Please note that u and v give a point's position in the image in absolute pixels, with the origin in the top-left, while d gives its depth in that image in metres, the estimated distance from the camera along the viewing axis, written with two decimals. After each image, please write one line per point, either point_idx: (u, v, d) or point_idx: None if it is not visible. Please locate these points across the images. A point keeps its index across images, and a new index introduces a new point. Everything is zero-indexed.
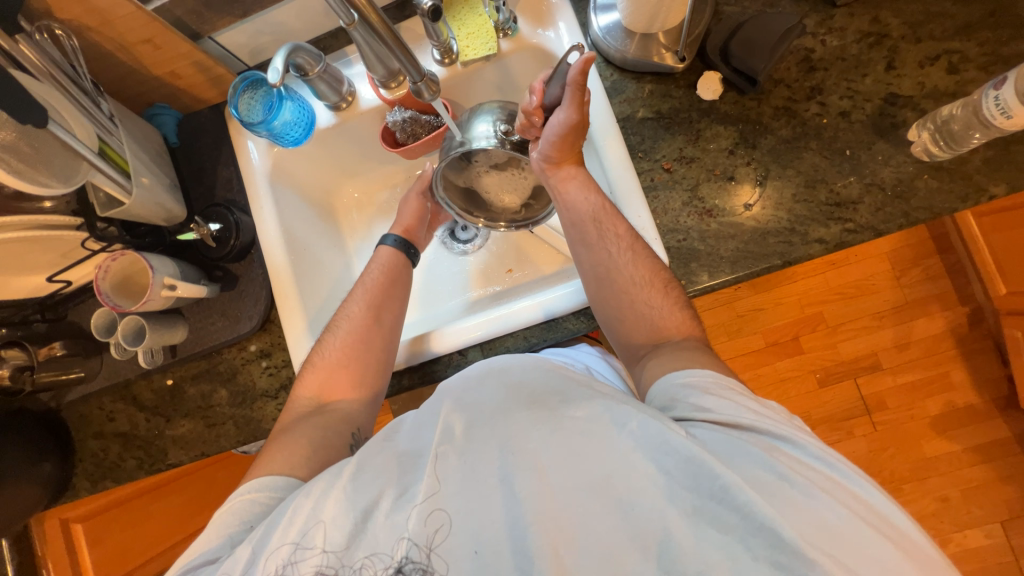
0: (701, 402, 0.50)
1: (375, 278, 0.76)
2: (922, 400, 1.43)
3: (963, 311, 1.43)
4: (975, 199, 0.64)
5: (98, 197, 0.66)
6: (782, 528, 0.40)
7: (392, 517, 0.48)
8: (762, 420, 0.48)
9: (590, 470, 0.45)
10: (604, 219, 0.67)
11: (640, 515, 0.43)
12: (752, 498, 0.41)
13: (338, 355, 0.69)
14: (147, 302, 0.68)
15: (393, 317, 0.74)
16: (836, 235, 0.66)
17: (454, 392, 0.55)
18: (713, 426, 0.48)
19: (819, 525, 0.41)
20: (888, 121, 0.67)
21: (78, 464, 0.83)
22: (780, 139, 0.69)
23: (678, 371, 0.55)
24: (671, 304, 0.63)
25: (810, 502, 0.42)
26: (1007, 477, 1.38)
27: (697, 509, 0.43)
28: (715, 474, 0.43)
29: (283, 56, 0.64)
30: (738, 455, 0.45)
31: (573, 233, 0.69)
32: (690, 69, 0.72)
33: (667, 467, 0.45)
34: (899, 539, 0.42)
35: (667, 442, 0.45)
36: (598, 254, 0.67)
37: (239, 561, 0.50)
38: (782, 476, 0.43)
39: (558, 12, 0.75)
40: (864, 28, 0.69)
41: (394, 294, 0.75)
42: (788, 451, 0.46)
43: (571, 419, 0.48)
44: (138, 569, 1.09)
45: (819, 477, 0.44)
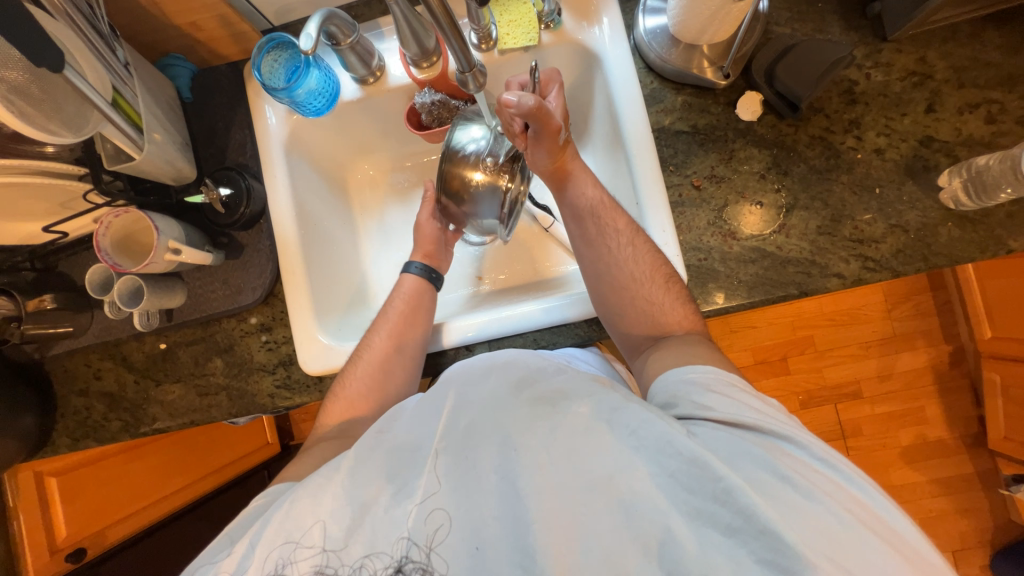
0: (703, 401, 0.51)
1: (396, 307, 0.74)
2: (897, 430, 1.48)
3: (947, 349, 1.47)
4: (993, 251, 0.64)
5: (105, 148, 0.63)
6: (784, 533, 0.40)
7: (391, 511, 0.48)
8: (765, 420, 0.48)
9: (591, 469, 0.45)
10: (601, 213, 0.69)
11: (641, 515, 0.43)
12: (757, 502, 0.41)
13: (360, 384, 0.69)
14: (150, 264, 0.66)
15: (414, 345, 0.71)
16: (855, 271, 0.67)
17: (454, 382, 0.56)
18: (715, 425, 0.49)
19: (819, 531, 0.41)
20: (920, 163, 0.67)
21: (60, 420, 0.80)
22: (812, 169, 0.69)
23: (678, 369, 0.56)
24: (672, 298, 0.64)
25: (812, 507, 0.42)
26: (964, 510, 1.44)
27: (699, 510, 0.43)
28: (719, 476, 0.43)
29: (317, 23, 0.61)
30: (740, 458, 0.45)
31: (575, 225, 0.71)
32: (732, 87, 0.71)
33: (669, 469, 0.44)
34: (902, 548, 0.42)
35: (670, 443, 0.45)
36: (607, 251, 0.67)
37: (233, 557, 0.48)
38: (782, 477, 0.44)
39: (603, 8, 0.73)
40: (910, 66, 0.68)
41: (419, 320, 0.73)
42: (793, 453, 0.46)
43: (573, 414, 0.48)
44: (112, 526, 1.06)
45: (821, 480, 0.44)
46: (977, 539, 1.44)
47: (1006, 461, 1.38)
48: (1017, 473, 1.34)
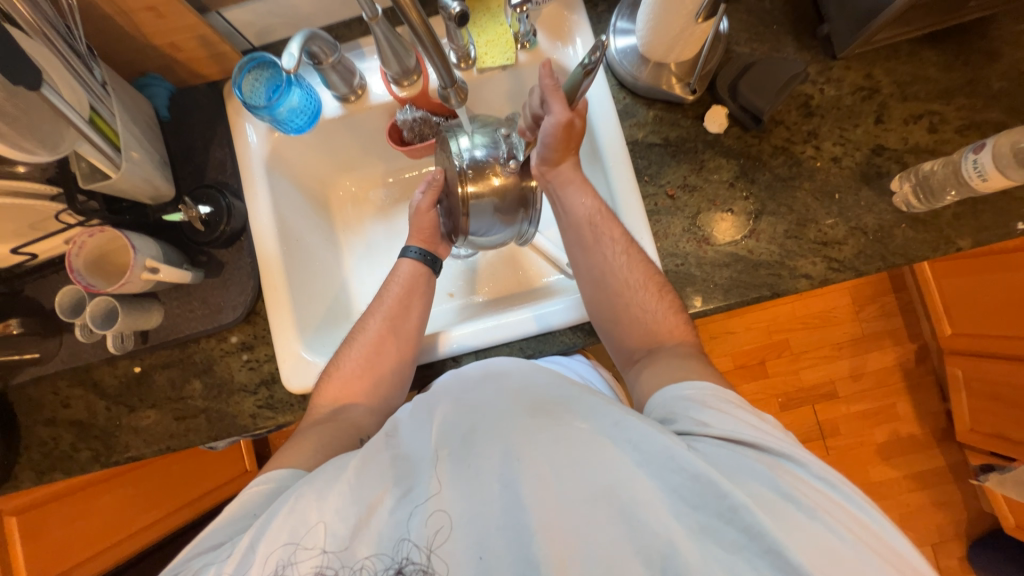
0: (703, 417, 0.52)
1: (391, 292, 0.73)
2: (872, 427, 1.53)
3: (912, 347, 1.54)
4: (944, 250, 0.69)
5: (80, 167, 0.62)
6: (791, 552, 0.41)
7: (395, 513, 0.48)
8: (765, 438, 0.49)
9: (595, 480, 0.46)
10: (593, 220, 0.69)
11: (647, 529, 0.43)
12: (761, 520, 0.42)
13: (355, 365, 0.68)
14: (126, 283, 0.64)
15: (410, 325, 0.71)
16: (822, 271, 0.70)
17: (450, 391, 0.56)
18: (717, 440, 0.49)
19: (822, 549, 0.42)
20: (874, 170, 0.72)
21: (23, 452, 0.76)
22: (776, 177, 0.73)
23: (676, 385, 0.57)
24: (666, 307, 0.66)
25: (817, 527, 0.43)
26: (939, 503, 1.50)
27: (703, 526, 0.44)
28: (725, 493, 0.44)
29: (298, 42, 0.63)
30: (742, 473, 0.46)
31: (572, 234, 0.71)
32: (699, 102, 0.75)
33: (672, 484, 0.46)
34: (893, 560, 0.43)
35: (673, 459, 0.46)
36: (597, 258, 0.68)
37: (237, 550, 0.48)
38: (785, 495, 0.45)
39: (576, 29, 0.76)
40: (859, 81, 0.74)
41: (415, 302, 0.73)
42: (794, 470, 0.47)
43: (574, 429, 0.49)
44: (78, 567, 0.98)
45: (821, 498, 0.45)
46: (953, 531, 1.49)
47: (974, 453, 1.44)
48: (984, 463, 1.40)
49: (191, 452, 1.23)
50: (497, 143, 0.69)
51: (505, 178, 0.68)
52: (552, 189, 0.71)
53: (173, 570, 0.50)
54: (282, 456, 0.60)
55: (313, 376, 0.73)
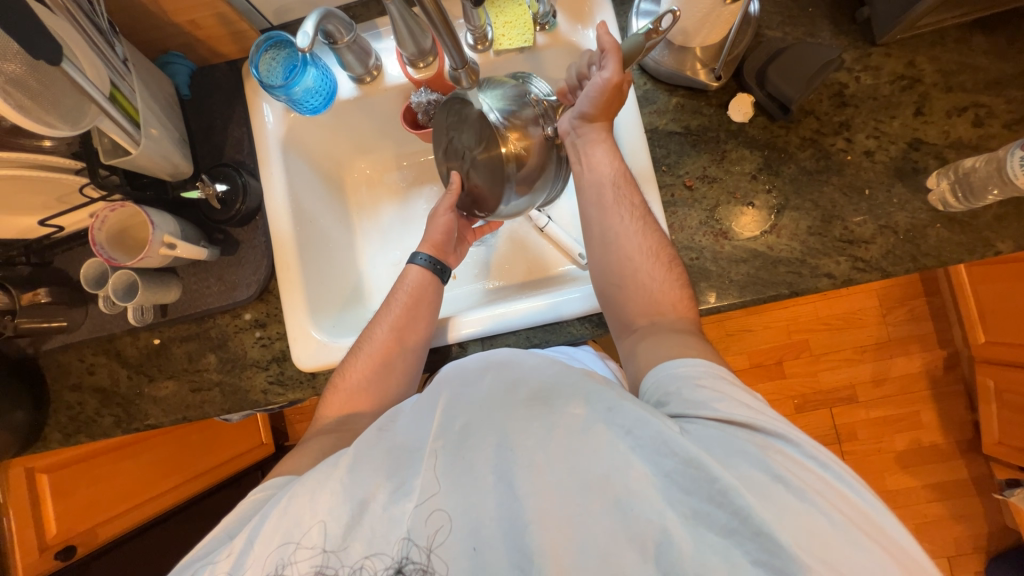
0: (693, 398, 0.50)
1: (398, 299, 0.72)
2: (892, 434, 1.48)
3: (941, 354, 1.47)
4: (981, 252, 0.65)
5: (103, 143, 0.63)
6: (777, 534, 0.40)
7: (389, 509, 0.48)
8: (759, 419, 0.48)
9: (590, 470, 0.45)
10: (607, 206, 0.66)
11: (639, 516, 0.43)
12: (750, 502, 0.41)
13: (360, 376, 0.68)
14: (144, 258, 0.66)
15: (416, 335, 0.70)
16: (845, 271, 0.67)
17: (450, 381, 0.55)
18: (709, 422, 0.48)
19: (810, 532, 0.41)
20: (909, 165, 0.67)
21: (52, 415, 0.80)
22: (802, 169, 0.69)
23: (671, 361, 0.55)
24: (671, 280, 0.63)
25: (807, 509, 0.42)
26: (959, 516, 1.44)
27: (696, 513, 0.43)
28: (714, 476, 0.43)
29: (314, 20, 0.62)
30: (735, 456, 0.45)
31: (589, 195, 0.67)
32: (724, 89, 0.72)
33: (665, 469, 0.44)
34: (877, 537, 0.42)
35: (665, 443, 0.45)
36: (613, 221, 0.65)
37: (234, 548, 0.49)
38: (777, 477, 0.43)
39: (598, 11, 0.74)
40: (899, 70, 0.69)
41: (423, 311, 0.71)
42: (785, 450, 0.46)
43: (568, 415, 0.48)
44: (100, 525, 1.05)
45: (813, 479, 0.44)
46: (972, 545, 1.44)
47: (1001, 466, 1.38)
48: (1011, 478, 1.35)
49: (210, 422, 1.28)
50: (517, 102, 0.63)
51: (531, 133, 0.63)
52: (576, 144, 0.67)
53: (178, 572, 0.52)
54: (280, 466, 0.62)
55: (323, 357, 0.74)
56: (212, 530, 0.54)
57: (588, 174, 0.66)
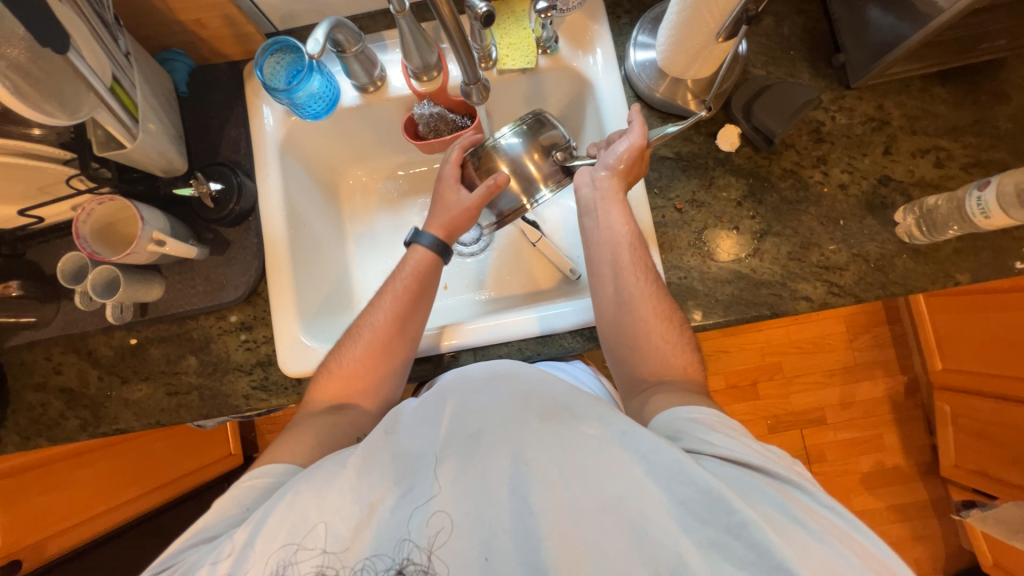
0: (709, 438, 0.51)
1: (401, 286, 0.69)
2: (858, 456, 1.54)
3: (902, 379, 1.55)
4: (943, 282, 0.70)
5: (96, 134, 0.62)
6: (797, 568, 0.40)
7: (396, 512, 0.48)
8: (772, 464, 0.49)
9: (605, 491, 0.45)
10: (623, 250, 0.67)
11: (653, 540, 0.43)
12: (768, 536, 0.41)
13: (358, 363, 0.66)
14: (131, 254, 0.64)
15: (416, 326, 0.69)
16: (822, 295, 0.71)
17: (458, 392, 0.57)
18: (725, 464, 0.49)
19: (829, 571, 0.41)
20: (878, 200, 0.73)
21: (10, 416, 0.75)
22: (783, 200, 0.74)
23: (682, 406, 0.56)
24: (682, 345, 0.64)
25: (822, 548, 0.42)
26: (919, 536, 1.50)
27: (712, 542, 0.43)
28: (733, 509, 0.43)
29: (325, 29, 0.63)
30: (752, 494, 0.46)
31: (604, 253, 0.68)
32: (713, 119, 0.76)
33: (680, 496, 0.45)
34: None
35: (683, 472, 0.45)
36: (627, 281, 0.66)
37: (234, 545, 0.47)
38: (794, 518, 0.44)
39: (597, 40, 0.78)
40: (869, 112, 0.75)
41: (423, 300, 0.70)
42: (800, 498, 0.47)
43: (583, 435, 0.49)
44: (49, 539, 0.96)
45: (828, 523, 0.45)
46: (931, 565, 1.49)
47: (958, 488, 1.45)
48: (966, 500, 1.42)
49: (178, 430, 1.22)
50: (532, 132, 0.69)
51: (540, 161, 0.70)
52: (594, 199, 0.69)
53: (167, 561, 0.50)
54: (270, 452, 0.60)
55: (311, 361, 0.73)
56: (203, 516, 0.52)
57: (603, 231, 0.68)
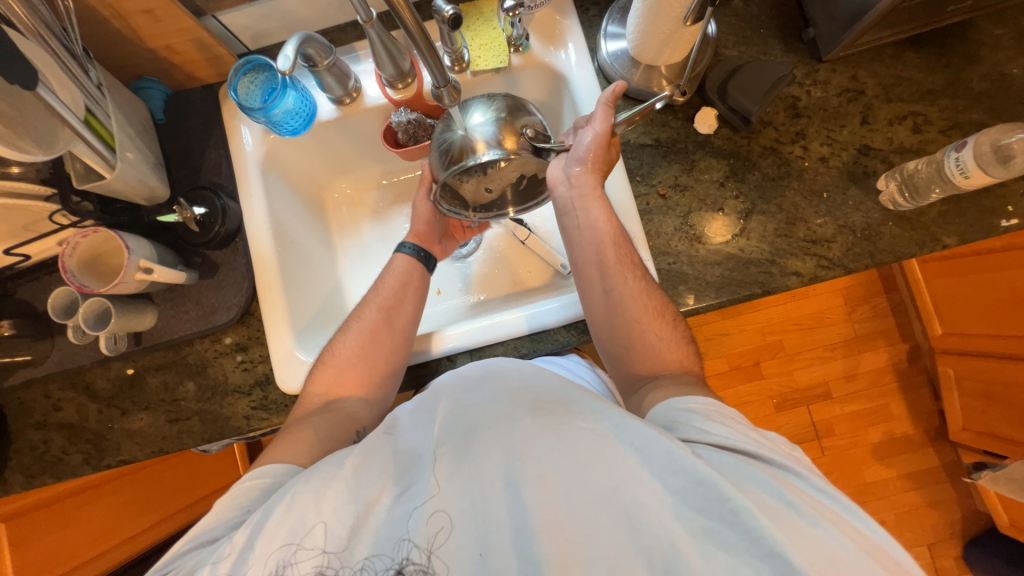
0: (706, 427, 0.51)
1: (386, 284, 0.73)
2: (866, 427, 1.54)
3: (904, 347, 1.55)
4: (930, 246, 0.70)
5: (74, 167, 0.61)
6: (791, 554, 0.40)
7: (393, 510, 0.48)
8: (767, 450, 0.49)
9: (599, 482, 0.46)
10: (608, 246, 0.67)
11: (647, 529, 0.44)
12: (763, 523, 0.41)
13: (350, 354, 0.67)
14: (119, 284, 0.64)
15: (404, 317, 0.71)
16: (811, 269, 0.71)
17: (452, 392, 0.57)
18: (719, 450, 0.49)
19: (825, 556, 0.41)
20: (860, 169, 0.73)
21: (13, 456, 0.75)
22: (765, 176, 0.74)
23: (680, 397, 0.56)
24: (678, 338, 0.65)
25: (817, 533, 0.42)
26: (935, 503, 1.50)
27: (705, 529, 0.43)
28: (726, 496, 0.43)
29: (294, 45, 0.63)
30: (747, 480, 0.46)
31: (588, 253, 0.68)
32: (689, 103, 0.77)
33: (674, 486, 0.45)
34: (883, 561, 0.43)
35: (676, 461, 0.45)
36: (615, 281, 0.66)
37: (235, 546, 0.47)
38: (788, 503, 0.44)
39: (568, 33, 0.78)
40: (844, 84, 0.75)
41: (410, 295, 0.72)
42: (795, 483, 0.47)
43: (579, 429, 0.49)
44: None
45: (823, 509, 0.45)
46: (948, 531, 1.49)
47: (968, 451, 1.45)
48: (978, 462, 1.41)
49: (185, 457, 1.22)
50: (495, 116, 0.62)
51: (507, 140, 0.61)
52: (571, 199, 0.68)
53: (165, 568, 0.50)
54: (269, 454, 0.59)
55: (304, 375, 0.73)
56: (203, 518, 0.52)
57: (585, 230, 0.68)
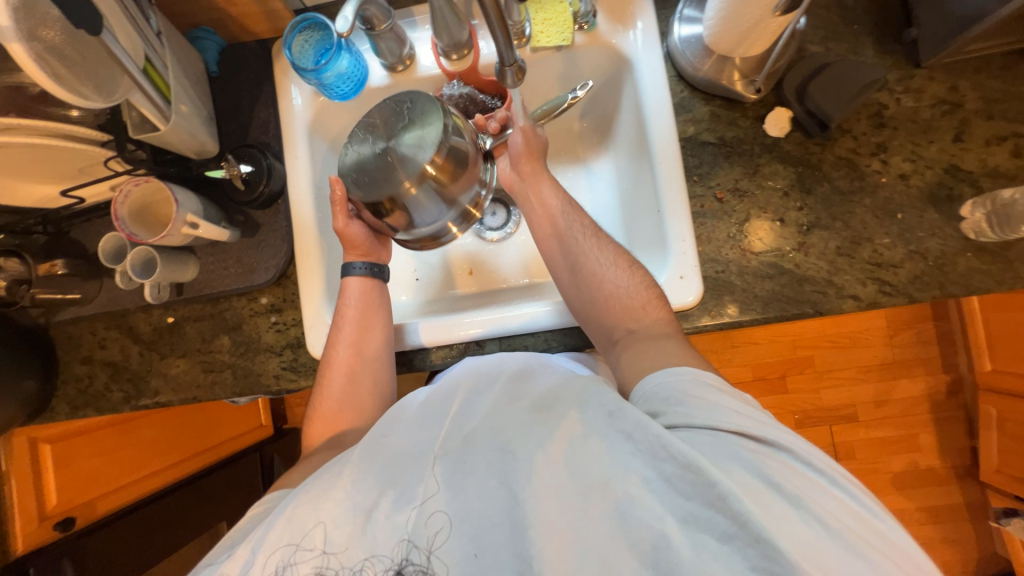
0: (689, 409, 0.48)
1: (347, 314, 0.70)
2: (888, 456, 1.48)
3: (944, 378, 1.47)
4: (1008, 283, 0.64)
5: (131, 116, 0.61)
6: (779, 540, 0.39)
7: (392, 517, 0.47)
8: (747, 423, 0.47)
9: (590, 473, 0.45)
10: (570, 212, 0.69)
11: (638, 521, 0.42)
12: (750, 508, 0.40)
13: (333, 399, 0.68)
14: (167, 236, 0.65)
15: (375, 342, 0.69)
16: (871, 294, 0.66)
17: (464, 385, 0.57)
18: (703, 431, 0.47)
19: (813, 544, 0.40)
20: (945, 192, 0.67)
21: (61, 386, 0.79)
22: (836, 190, 0.69)
23: (656, 372, 0.54)
24: (637, 283, 0.63)
25: (803, 517, 0.41)
26: (949, 540, 1.46)
27: (695, 517, 0.42)
28: (713, 481, 0.41)
29: (355, 6, 0.60)
30: (730, 461, 0.44)
31: (544, 229, 0.69)
32: (762, 101, 0.71)
33: (664, 474, 0.43)
34: (903, 563, 0.41)
35: (663, 446, 0.44)
36: (572, 246, 0.67)
37: (236, 563, 0.48)
38: (771, 484, 0.43)
39: (639, 13, 0.73)
40: (941, 94, 0.68)
41: (373, 321, 0.70)
42: (783, 458, 0.45)
43: (567, 422, 0.48)
44: (101, 497, 1.03)
45: (857, 522, 0.42)
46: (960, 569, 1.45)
47: (997, 495, 1.38)
48: (1005, 507, 1.35)
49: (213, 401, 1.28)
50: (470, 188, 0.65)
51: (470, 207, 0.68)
52: (522, 188, 0.71)
53: None
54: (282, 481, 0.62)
55: None
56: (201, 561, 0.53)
57: (537, 210, 0.69)
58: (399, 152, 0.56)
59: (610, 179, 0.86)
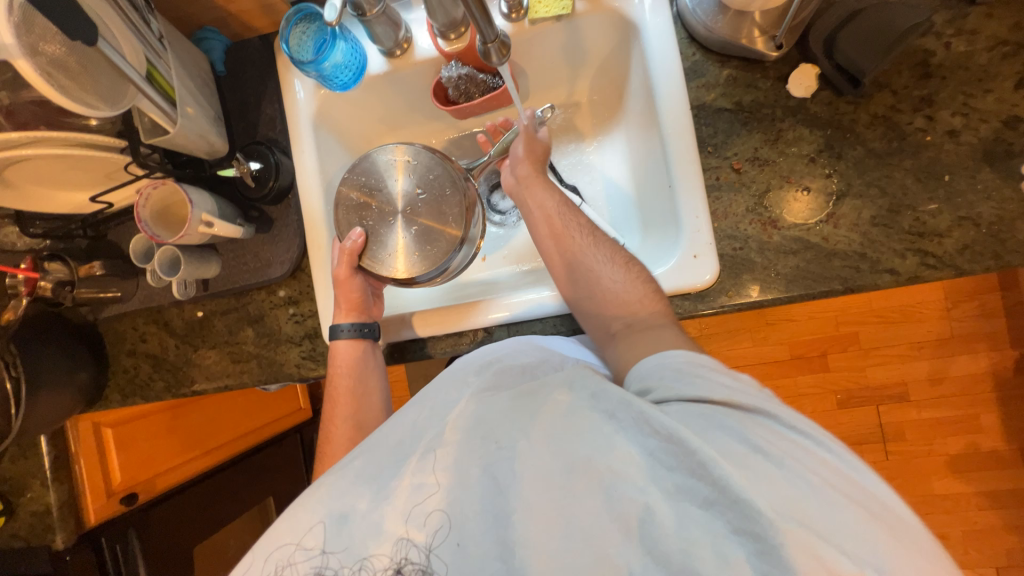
0: (682, 384, 0.48)
1: (342, 384, 0.70)
2: (944, 437, 1.37)
3: (1011, 354, 1.34)
4: None
5: (143, 121, 0.65)
6: (753, 499, 0.38)
7: (371, 516, 0.48)
8: (737, 395, 0.46)
9: (575, 451, 0.45)
10: (567, 212, 0.67)
11: (622, 495, 0.42)
12: (729, 473, 0.39)
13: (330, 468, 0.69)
14: (185, 236, 0.68)
15: (371, 412, 0.71)
16: (911, 266, 0.60)
17: (454, 373, 0.58)
18: (688, 404, 0.46)
19: (798, 503, 0.39)
20: (1001, 148, 0.59)
21: (112, 376, 0.86)
22: (870, 152, 0.62)
23: (657, 355, 0.53)
24: (633, 277, 0.62)
25: (786, 477, 0.40)
26: (1015, 527, 1.35)
27: (679, 488, 0.41)
28: (693, 449, 0.41)
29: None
30: (714, 429, 0.43)
31: (541, 230, 0.68)
32: (784, 59, 0.65)
33: (649, 448, 0.43)
34: (901, 531, 0.40)
35: (647, 421, 0.44)
36: (569, 245, 0.66)
37: None
38: (756, 449, 0.41)
39: None
40: (999, 34, 0.60)
41: (369, 388, 0.70)
42: (768, 425, 0.44)
43: (553, 401, 0.49)
44: (159, 475, 1.14)
45: (847, 488, 0.41)
46: None
47: None
48: None
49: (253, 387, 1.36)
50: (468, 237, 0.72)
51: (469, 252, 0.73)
52: (518, 193, 0.71)
53: None
54: None
55: None
56: None
57: (536, 213, 0.68)
58: (421, 213, 0.67)
59: (626, 155, 0.81)
